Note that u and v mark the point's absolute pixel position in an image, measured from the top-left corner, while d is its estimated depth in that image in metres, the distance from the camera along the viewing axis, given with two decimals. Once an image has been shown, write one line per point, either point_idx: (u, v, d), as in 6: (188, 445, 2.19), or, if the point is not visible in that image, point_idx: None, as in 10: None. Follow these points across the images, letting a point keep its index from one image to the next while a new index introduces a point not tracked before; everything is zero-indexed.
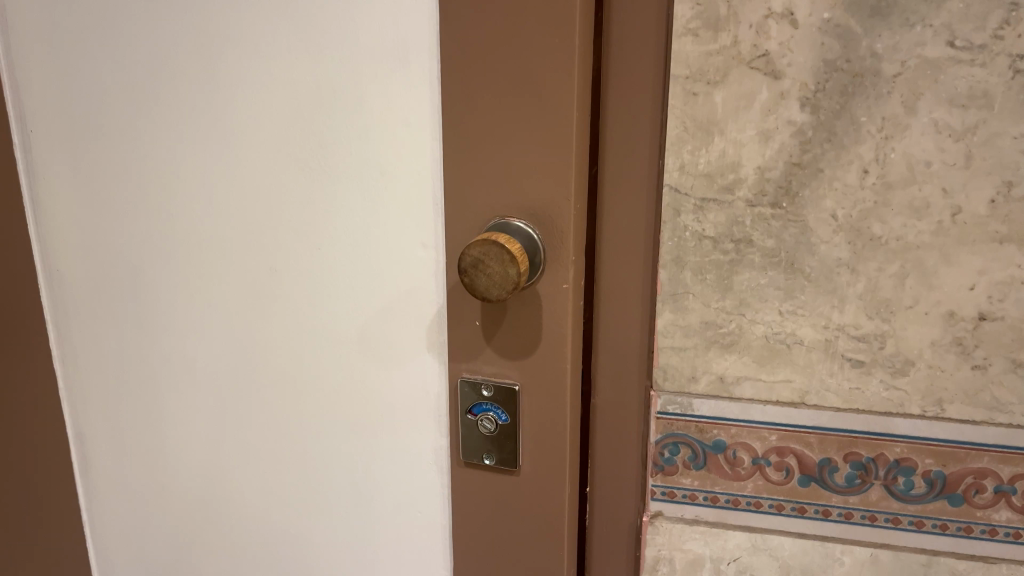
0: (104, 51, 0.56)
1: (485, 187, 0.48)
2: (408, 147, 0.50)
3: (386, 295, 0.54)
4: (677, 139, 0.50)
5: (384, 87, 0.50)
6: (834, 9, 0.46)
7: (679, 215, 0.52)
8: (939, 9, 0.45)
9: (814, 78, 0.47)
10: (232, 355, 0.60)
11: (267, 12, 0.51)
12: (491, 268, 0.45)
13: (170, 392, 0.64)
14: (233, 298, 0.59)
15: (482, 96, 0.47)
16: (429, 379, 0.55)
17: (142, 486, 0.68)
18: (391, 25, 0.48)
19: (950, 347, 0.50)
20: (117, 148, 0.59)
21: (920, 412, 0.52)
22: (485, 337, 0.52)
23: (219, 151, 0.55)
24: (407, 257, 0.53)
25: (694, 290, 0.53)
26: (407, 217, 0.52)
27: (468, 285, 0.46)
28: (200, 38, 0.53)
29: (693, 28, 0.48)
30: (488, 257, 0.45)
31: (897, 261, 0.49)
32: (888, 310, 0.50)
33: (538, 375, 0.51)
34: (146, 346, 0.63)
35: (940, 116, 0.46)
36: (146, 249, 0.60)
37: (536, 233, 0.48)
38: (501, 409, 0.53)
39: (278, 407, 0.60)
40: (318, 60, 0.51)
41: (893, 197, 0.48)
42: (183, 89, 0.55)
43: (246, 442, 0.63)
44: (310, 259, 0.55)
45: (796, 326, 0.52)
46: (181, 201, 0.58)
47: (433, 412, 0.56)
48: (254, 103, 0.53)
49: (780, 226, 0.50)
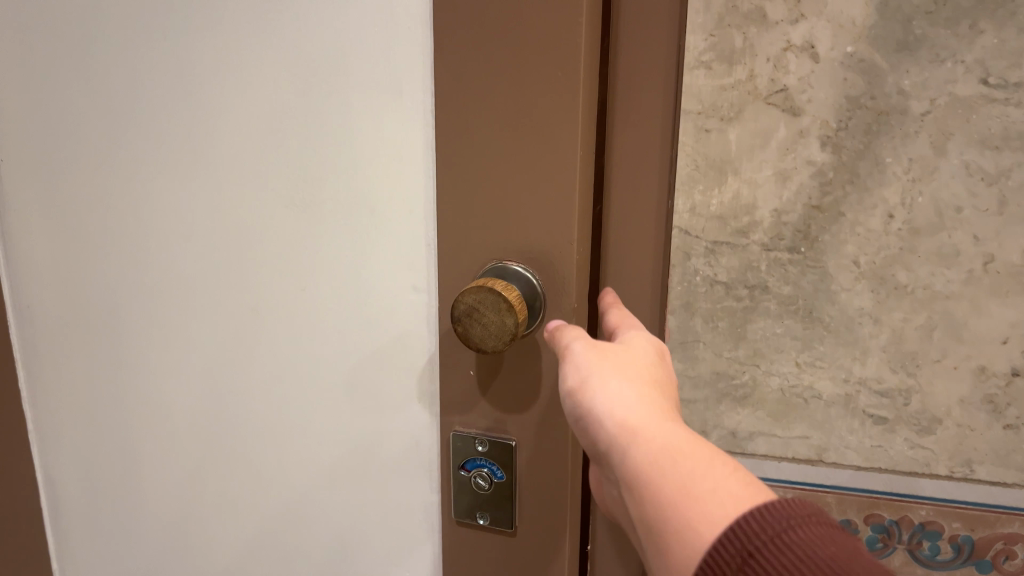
0: (78, 77, 0.53)
1: (483, 228, 0.45)
2: (401, 184, 0.47)
3: (375, 341, 0.50)
4: (687, 178, 0.47)
5: (375, 120, 0.46)
6: (857, 43, 0.43)
7: (689, 259, 0.48)
8: (971, 45, 0.42)
9: (836, 115, 0.44)
10: (212, 400, 0.57)
11: (253, 38, 0.48)
12: (487, 317, 0.41)
13: (146, 437, 0.60)
14: (213, 341, 0.55)
15: (478, 132, 0.43)
16: (420, 431, 0.51)
17: (116, 535, 0.64)
18: (382, 54, 0.45)
19: (980, 404, 0.46)
20: (92, 180, 0.55)
21: (947, 473, 0.48)
22: (480, 389, 0.48)
23: (200, 185, 0.52)
24: (397, 301, 0.49)
25: (704, 339, 0.49)
26: (398, 258, 0.48)
27: (462, 335, 0.42)
28: (177, 65, 0.50)
29: (707, 60, 0.45)
30: (484, 306, 0.41)
31: (923, 312, 0.46)
32: (913, 363, 0.47)
33: (537, 430, 0.48)
34: (123, 389, 0.60)
35: (971, 158, 0.43)
36: (122, 287, 0.57)
37: (535, 278, 0.44)
38: (497, 466, 0.49)
39: (259, 454, 0.57)
40: (306, 90, 0.47)
41: (920, 244, 0.45)
42: (162, 118, 0.52)
43: (224, 491, 0.59)
44: (295, 301, 0.52)
45: (814, 379, 0.48)
46: (160, 236, 0.54)
47: (424, 467, 0.52)
48: (237, 134, 0.50)
49: (797, 272, 0.47)
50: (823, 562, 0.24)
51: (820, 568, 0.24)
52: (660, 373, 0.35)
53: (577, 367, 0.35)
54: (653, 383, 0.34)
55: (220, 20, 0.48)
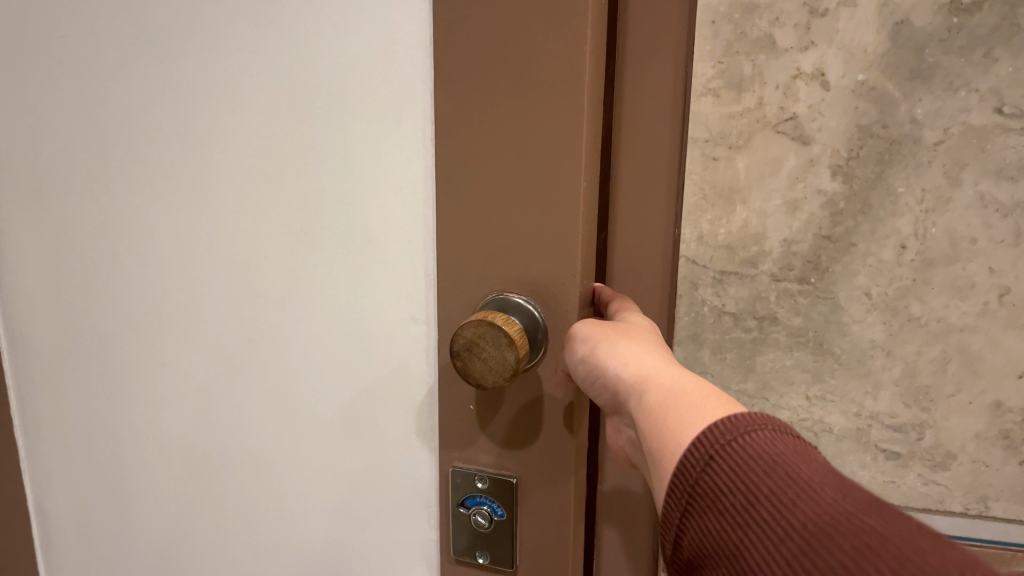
0: (72, 101, 0.52)
1: (484, 258, 0.44)
2: (400, 213, 0.46)
3: (373, 373, 0.49)
4: (695, 207, 0.46)
5: (373, 148, 0.45)
6: (869, 70, 0.42)
7: (696, 288, 0.47)
8: (986, 73, 0.41)
9: (847, 144, 0.43)
10: (206, 430, 0.56)
11: (250, 62, 0.47)
12: (487, 351, 0.40)
13: (139, 468, 0.59)
14: (208, 370, 0.54)
15: (479, 159, 0.42)
16: (418, 466, 0.50)
17: (108, 567, 0.63)
18: (380, 81, 0.44)
19: (996, 440, 0.45)
20: (83, 206, 0.54)
21: (961, 509, 0.47)
22: (480, 423, 0.47)
23: (195, 211, 0.51)
24: (397, 332, 0.48)
25: (712, 371, 0.48)
26: (397, 288, 0.47)
27: (462, 369, 0.41)
28: (172, 91, 0.49)
29: (714, 87, 0.44)
30: (484, 340, 0.40)
31: (937, 345, 0.44)
32: (927, 398, 0.45)
33: (540, 466, 0.46)
34: (115, 419, 0.58)
35: (986, 188, 0.42)
36: (115, 314, 0.56)
37: (536, 310, 0.43)
38: (498, 503, 0.47)
39: (254, 487, 0.55)
40: (304, 116, 0.46)
41: (934, 276, 0.44)
42: (158, 146, 0.51)
43: (219, 523, 0.57)
44: (292, 331, 0.50)
45: (825, 413, 0.47)
46: (154, 265, 0.53)
47: (423, 503, 0.51)
48: (233, 160, 0.49)
49: (808, 303, 0.46)
50: (772, 461, 0.26)
51: (767, 465, 0.26)
52: (663, 344, 0.38)
53: (585, 326, 0.38)
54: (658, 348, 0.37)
55: (217, 46, 0.47)
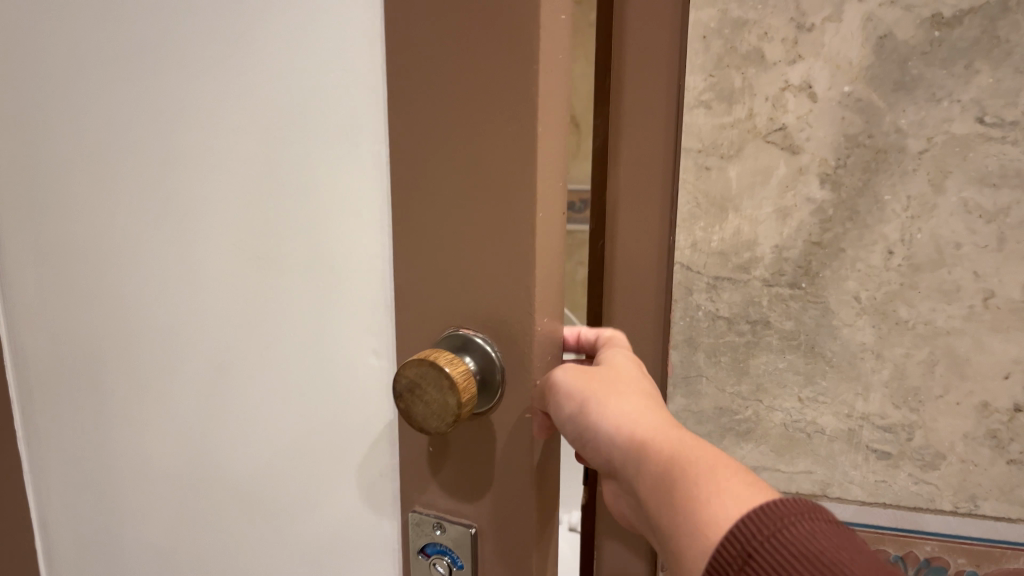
0: (27, 115, 0.50)
1: (428, 299, 0.39)
2: (356, 230, 0.41)
3: (335, 407, 0.45)
4: (689, 215, 0.47)
5: (326, 159, 0.40)
6: (854, 83, 0.43)
7: (691, 294, 0.49)
8: (968, 84, 0.42)
9: (835, 153, 0.45)
10: (172, 463, 0.53)
11: (199, 70, 0.43)
12: (429, 395, 0.35)
13: (111, 501, 0.56)
14: (171, 399, 0.51)
15: (437, 171, 0.37)
16: (382, 513, 0.45)
17: None
18: (331, 83, 0.39)
19: (984, 440, 0.46)
20: (42, 222, 0.52)
21: (951, 508, 0.48)
22: (432, 468, 0.41)
23: (152, 230, 0.48)
24: (356, 363, 0.43)
25: (707, 374, 0.50)
26: (355, 314, 0.42)
27: (404, 413, 0.37)
28: (126, 98, 0.46)
29: (706, 99, 0.46)
30: (425, 382, 0.36)
31: (925, 347, 0.46)
32: (916, 399, 0.47)
33: (503, 520, 0.40)
34: (87, 450, 0.56)
35: (969, 195, 0.43)
36: (80, 340, 0.53)
37: (494, 349, 0.38)
38: (457, 554, 0.42)
39: (221, 526, 0.52)
40: (254, 126, 0.42)
41: (921, 280, 0.45)
42: (141, 132, 0.46)
43: (189, 562, 0.55)
44: (252, 361, 0.46)
45: (818, 415, 0.49)
46: (146, 264, 0.49)
47: (389, 552, 0.46)
48: (187, 177, 0.45)
49: (799, 308, 0.47)
50: (822, 563, 0.24)
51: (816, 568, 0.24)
52: (657, 394, 0.36)
53: (571, 377, 0.36)
54: (681, 441, 0.31)
55: (164, 45, 0.44)
